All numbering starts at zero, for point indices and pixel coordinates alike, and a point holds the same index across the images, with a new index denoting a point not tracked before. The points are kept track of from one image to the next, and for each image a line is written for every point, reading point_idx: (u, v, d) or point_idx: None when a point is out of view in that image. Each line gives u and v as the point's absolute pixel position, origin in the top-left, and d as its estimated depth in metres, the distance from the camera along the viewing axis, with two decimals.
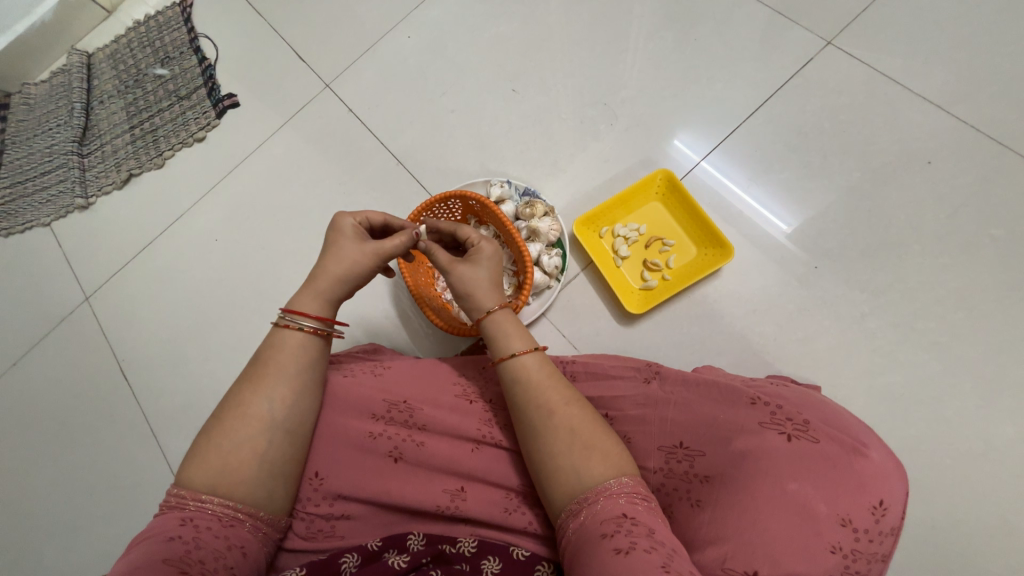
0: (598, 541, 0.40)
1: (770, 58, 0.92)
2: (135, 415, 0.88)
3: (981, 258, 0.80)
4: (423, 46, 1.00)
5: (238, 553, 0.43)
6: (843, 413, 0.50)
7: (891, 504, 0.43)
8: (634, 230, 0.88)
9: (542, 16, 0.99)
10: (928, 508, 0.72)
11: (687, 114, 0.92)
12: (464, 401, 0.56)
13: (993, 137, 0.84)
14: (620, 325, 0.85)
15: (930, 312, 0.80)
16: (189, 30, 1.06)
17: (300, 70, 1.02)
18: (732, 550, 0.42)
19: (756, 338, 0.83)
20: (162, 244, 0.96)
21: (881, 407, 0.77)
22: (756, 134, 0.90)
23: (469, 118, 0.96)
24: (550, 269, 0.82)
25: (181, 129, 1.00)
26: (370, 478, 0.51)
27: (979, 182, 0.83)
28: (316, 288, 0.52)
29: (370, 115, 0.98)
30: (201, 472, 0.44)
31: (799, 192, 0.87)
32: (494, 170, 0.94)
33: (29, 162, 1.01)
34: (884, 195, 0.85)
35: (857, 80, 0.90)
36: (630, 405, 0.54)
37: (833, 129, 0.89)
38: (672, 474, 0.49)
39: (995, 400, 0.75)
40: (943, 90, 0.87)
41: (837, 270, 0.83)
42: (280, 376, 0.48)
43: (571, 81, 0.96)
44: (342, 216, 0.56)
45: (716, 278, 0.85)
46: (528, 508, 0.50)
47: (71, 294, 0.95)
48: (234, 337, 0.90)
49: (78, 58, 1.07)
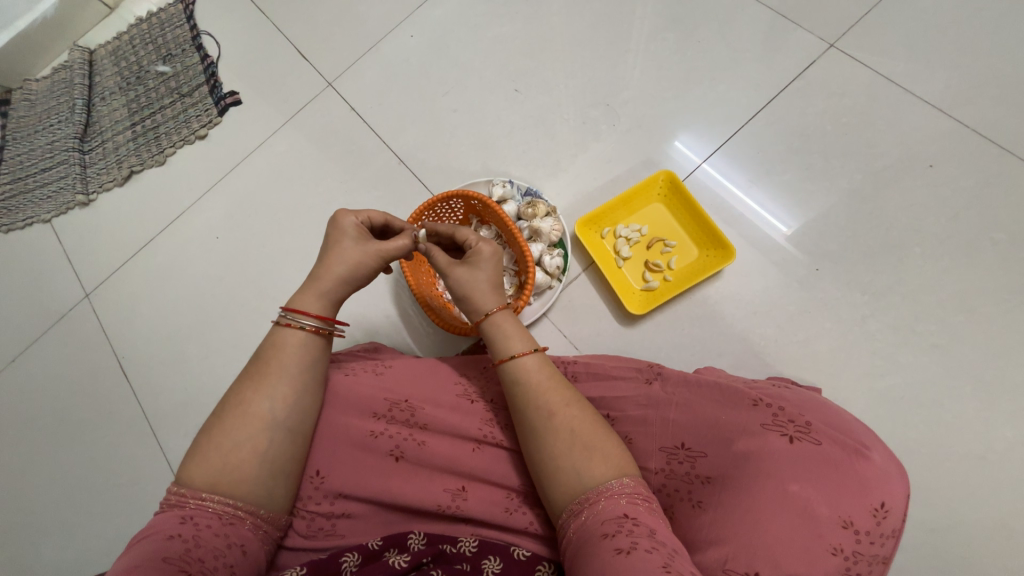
0: (599, 541, 0.40)
1: (772, 60, 0.92)
2: (134, 413, 0.88)
3: (981, 261, 0.81)
4: (426, 45, 1.00)
5: (237, 552, 0.43)
6: (844, 416, 0.50)
7: (892, 507, 0.43)
8: (635, 231, 0.88)
9: (545, 17, 0.99)
10: (928, 510, 0.72)
11: (689, 115, 0.92)
12: (465, 401, 0.56)
13: (994, 141, 0.84)
14: (620, 325, 0.85)
15: (931, 315, 0.80)
16: (191, 28, 1.06)
17: (302, 68, 1.02)
18: (733, 551, 0.42)
19: (756, 340, 0.83)
20: (162, 241, 0.96)
21: (882, 409, 0.77)
22: (758, 136, 0.90)
23: (471, 118, 0.96)
24: (551, 269, 0.82)
25: (183, 126, 1.00)
26: (371, 478, 0.50)
27: (980, 186, 0.83)
28: (317, 287, 0.52)
29: (372, 114, 0.98)
30: (201, 471, 0.44)
31: (800, 194, 0.87)
32: (496, 170, 0.93)
33: (30, 158, 1.01)
34: (885, 198, 0.85)
35: (859, 83, 0.90)
36: (632, 406, 0.54)
37: (835, 132, 0.89)
38: (673, 476, 0.49)
39: (994, 403, 0.75)
40: (945, 93, 0.87)
41: (838, 273, 0.83)
42: (281, 375, 0.48)
43: (574, 81, 0.96)
44: (344, 215, 0.56)
45: (717, 280, 0.85)
46: (529, 509, 0.50)
47: (71, 291, 0.95)
48: (234, 336, 0.90)
49: (79, 54, 1.07)
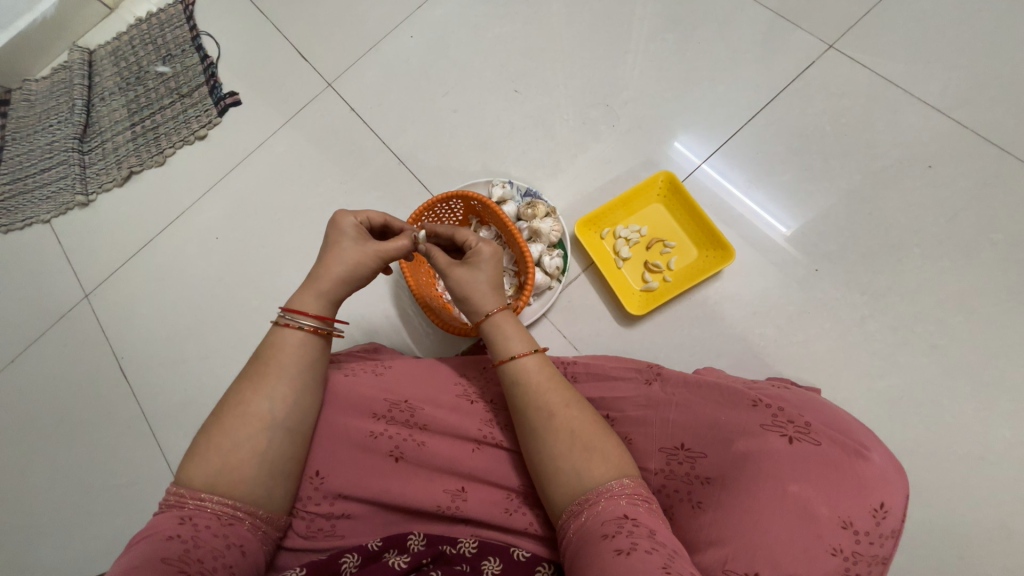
0: (598, 542, 0.40)
1: (772, 61, 0.93)
2: (134, 414, 0.88)
3: (980, 262, 0.81)
4: (426, 46, 1.00)
5: (237, 552, 0.43)
6: (844, 416, 0.50)
7: (892, 507, 0.43)
8: (635, 231, 0.88)
9: (545, 17, 0.99)
10: (928, 511, 0.72)
11: (689, 115, 0.93)
12: (465, 401, 0.56)
13: (993, 141, 0.85)
14: (620, 325, 0.85)
15: (930, 315, 0.80)
16: (191, 28, 1.06)
17: (301, 69, 1.02)
18: (732, 552, 0.42)
19: (756, 341, 0.83)
20: (162, 241, 0.96)
21: (881, 409, 0.77)
22: (757, 137, 0.90)
23: (471, 119, 0.96)
24: (551, 270, 0.82)
25: (182, 127, 1.00)
26: (370, 478, 0.50)
27: (979, 186, 0.83)
28: (316, 287, 0.52)
29: (371, 114, 0.98)
30: (201, 471, 0.44)
31: (800, 195, 0.88)
32: (496, 170, 0.94)
33: (29, 159, 1.01)
34: (885, 199, 0.85)
35: (859, 84, 0.90)
36: (631, 406, 0.54)
37: (834, 132, 0.89)
38: (672, 476, 0.49)
39: (993, 403, 0.75)
40: (943, 94, 0.88)
41: (838, 273, 0.84)
42: (280, 375, 0.48)
43: (573, 82, 0.96)
44: (343, 216, 0.56)
45: (716, 281, 0.85)
46: (528, 509, 0.50)
47: (70, 291, 0.95)
48: (234, 336, 0.90)
49: (79, 54, 1.07)
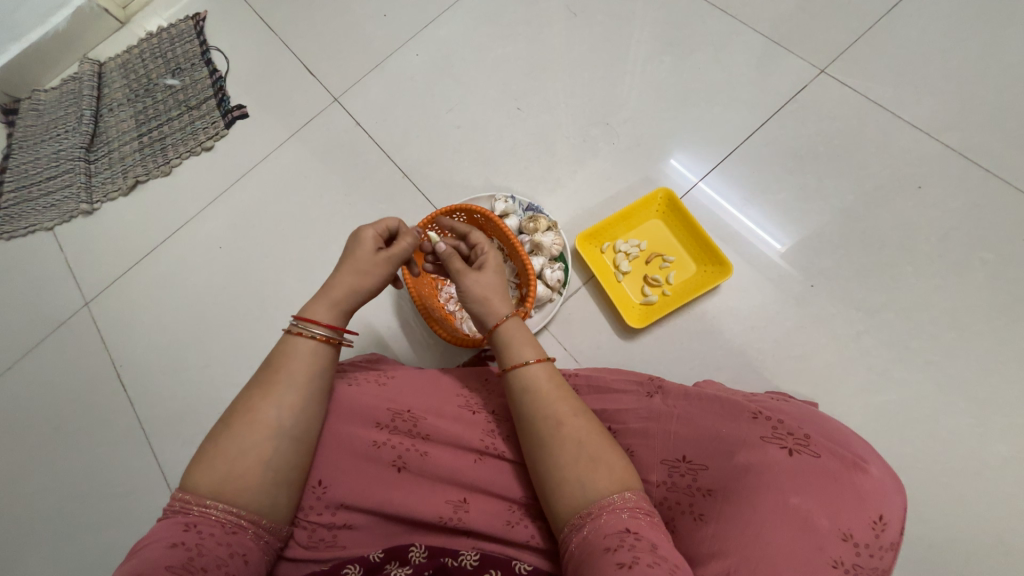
0: (601, 554, 0.40)
1: (767, 83, 0.95)
2: (130, 423, 0.87)
3: (972, 280, 0.83)
4: (430, 63, 1.03)
5: (240, 561, 0.42)
6: (840, 427, 0.51)
7: (890, 519, 0.44)
8: (634, 246, 0.90)
9: (547, 38, 1.01)
10: (925, 525, 0.73)
11: (687, 133, 0.95)
12: (468, 411, 0.56)
13: (979, 164, 0.87)
14: (620, 338, 0.86)
15: (923, 331, 0.81)
16: (201, 43, 1.08)
17: (307, 83, 1.03)
18: (735, 563, 0.42)
19: (754, 354, 0.84)
20: (165, 250, 0.96)
21: (878, 423, 0.78)
22: (754, 156, 0.93)
23: (475, 134, 0.98)
24: (552, 283, 0.83)
25: (190, 138, 1.01)
26: (373, 488, 0.50)
27: (968, 207, 0.86)
28: (330, 296, 0.53)
29: (376, 128, 0.99)
30: (206, 478, 0.44)
31: (796, 212, 0.90)
32: (499, 185, 0.95)
33: (35, 168, 1.01)
34: (878, 218, 0.87)
35: (851, 107, 0.93)
36: (633, 419, 0.54)
37: (828, 153, 0.91)
38: (674, 488, 0.50)
39: (987, 418, 0.77)
40: (932, 118, 0.90)
41: (833, 288, 0.85)
42: (290, 383, 0.48)
43: (574, 100, 0.98)
44: (363, 228, 0.57)
45: (715, 295, 0.87)
46: (530, 522, 0.51)
47: (70, 299, 0.95)
48: (234, 345, 0.89)
49: (89, 66, 1.08)
